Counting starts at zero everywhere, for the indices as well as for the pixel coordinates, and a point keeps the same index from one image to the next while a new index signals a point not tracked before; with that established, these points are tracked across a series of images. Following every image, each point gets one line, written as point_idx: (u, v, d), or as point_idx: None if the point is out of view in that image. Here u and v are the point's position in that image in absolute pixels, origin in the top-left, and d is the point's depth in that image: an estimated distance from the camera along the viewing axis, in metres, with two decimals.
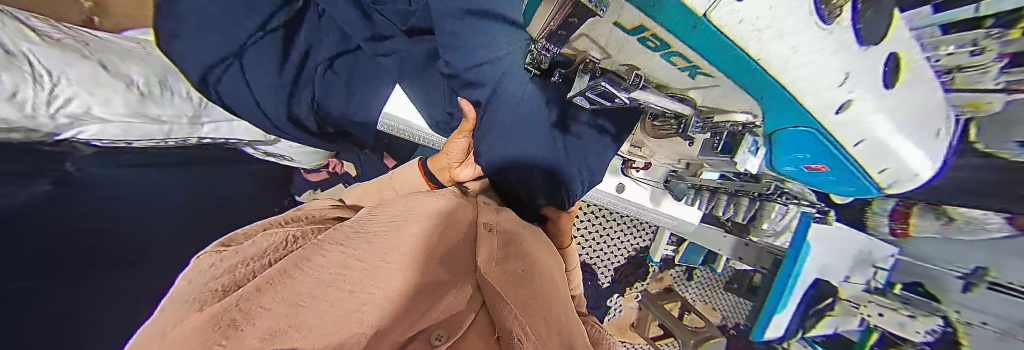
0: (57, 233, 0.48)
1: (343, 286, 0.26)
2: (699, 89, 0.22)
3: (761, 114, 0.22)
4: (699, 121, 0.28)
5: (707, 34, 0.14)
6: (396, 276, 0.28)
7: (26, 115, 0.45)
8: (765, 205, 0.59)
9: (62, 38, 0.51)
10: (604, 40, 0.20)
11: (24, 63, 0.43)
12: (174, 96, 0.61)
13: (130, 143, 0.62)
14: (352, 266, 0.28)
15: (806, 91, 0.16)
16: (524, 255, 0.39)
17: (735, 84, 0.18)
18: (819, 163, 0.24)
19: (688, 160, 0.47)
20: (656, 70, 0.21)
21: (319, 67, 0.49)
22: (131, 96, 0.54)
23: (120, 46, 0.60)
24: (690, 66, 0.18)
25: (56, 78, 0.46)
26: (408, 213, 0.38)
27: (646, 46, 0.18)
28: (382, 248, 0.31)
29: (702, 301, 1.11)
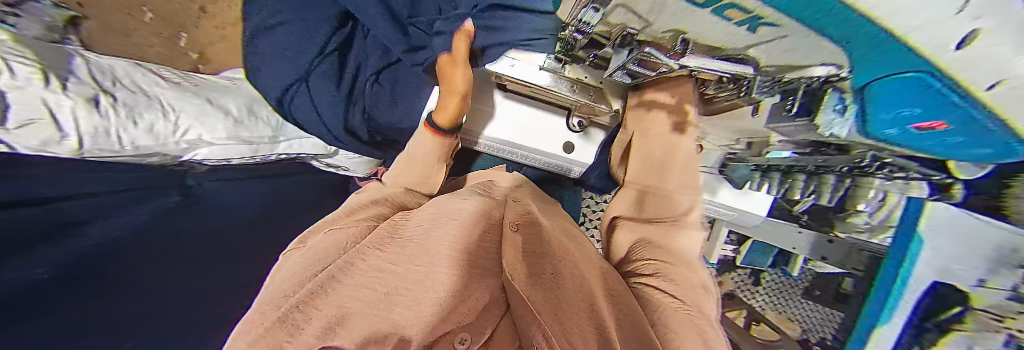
0: (171, 237, 0.61)
1: (378, 288, 0.30)
2: (762, 44, 0.19)
3: (850, 64, 0.18)
4: (764, 82, 0.25)
5: None
6: (425, 281, 0.30)
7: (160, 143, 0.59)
8: (860, 181, 0.47)
9: (181, 83, 0.68)
10: (641, 7, 0.19)
11: (159, 105, 0.60)
12: (259, 122, 0.76)
13: (228, 161, 0.75)
14: (385, 268, 0.32)
15: (905, 17, 0.13)
16: (558, 254, 0.38)
17: (811, 30, 0.16)
18: (932, 121, 0.19)
19: (750, 137, 0.42)
20: (705, 31, 0.19)
21: (367, 81, 0.55)
22: (227, 122, 0.69)
23: (219, 85, 0.77)
24: (749, 17, 0.16)
25: (178, 113, 0.63)
26: (438, 215, 0.39)
27: (693, 4, 0.16)
28: (412, 252, 0.34)
29: (773, 310, 0.92)
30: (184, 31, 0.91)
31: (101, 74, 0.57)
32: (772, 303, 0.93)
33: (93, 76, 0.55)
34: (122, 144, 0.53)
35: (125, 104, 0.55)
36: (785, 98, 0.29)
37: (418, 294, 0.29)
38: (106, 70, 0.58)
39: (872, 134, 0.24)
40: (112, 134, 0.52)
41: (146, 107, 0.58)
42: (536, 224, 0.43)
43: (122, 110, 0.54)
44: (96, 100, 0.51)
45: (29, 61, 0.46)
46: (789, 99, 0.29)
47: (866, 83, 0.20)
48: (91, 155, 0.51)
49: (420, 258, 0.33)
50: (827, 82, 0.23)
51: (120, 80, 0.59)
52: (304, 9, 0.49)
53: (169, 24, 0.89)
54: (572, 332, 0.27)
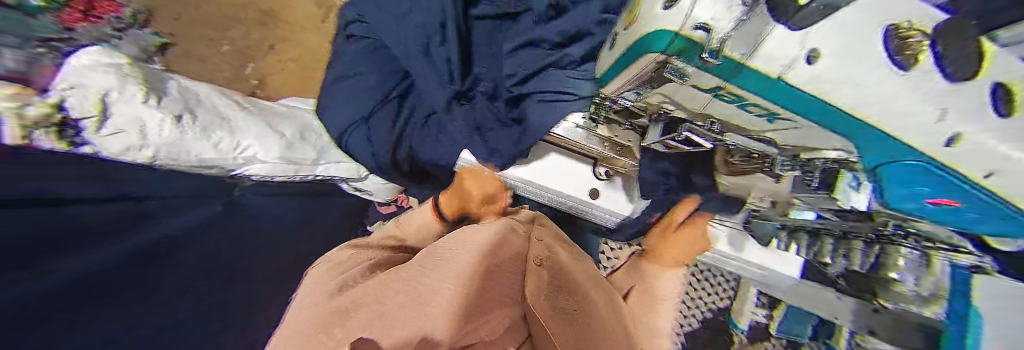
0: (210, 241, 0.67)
1: (414, 295, 0.38)
2: (780, 130, 0.23)
3: (857, 150, 0.21)
4: (785, 158, 0.29)
5: (781, 91, 0.18)
6: (448, 295, 0.37)
7: (221, 157, 0.73)
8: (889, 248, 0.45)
9: (248, 107, 0.83)
10: (681, 97, 0.26)
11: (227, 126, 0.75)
12: (308, 145, 0.87)
13: (271, 178, 0.85)
14: (421, 281, 0.40)
15: (897, 125, 0.17)
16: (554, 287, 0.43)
17: (820, 127, 0.20)
18: (944, 198, 0.21)
19: (771, 197, 0.43)
20: (732, 118, 0.25)
21: (419, 122, 0.64)
22: (280, 144, 0.81)
23: (279, 108, 0.91)
24: (766, 113, 0.21)
25: (240, 133, 0.77)
26: (449, 253, 0.45)
27: (723, 100, 0.23)
28: (444, 270, 0.41)
29: None
30: (255, 63, 1.06)
31: (196, 100, 0.75)
32: None
33: (186, 101, 0.72)
34: (188, 155, 0.68)
35: (199, 123, 0.71)
36: (804, 173, 0.31)
37: (441, 304, 0.36)
38: (199, 98, 0.76)
39: (891, 207, 0.25)
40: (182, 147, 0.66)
41: (214, 125, 0.73)
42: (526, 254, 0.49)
43: (195, 128, 0.69)
44: (179, 119, 0.67)
45: (146, 91, 0.65)
46: (808, 174, 0.31)
47: (874, 165, 0.22)
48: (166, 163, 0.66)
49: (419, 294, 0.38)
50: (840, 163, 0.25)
51: (206, 104, 0.77)
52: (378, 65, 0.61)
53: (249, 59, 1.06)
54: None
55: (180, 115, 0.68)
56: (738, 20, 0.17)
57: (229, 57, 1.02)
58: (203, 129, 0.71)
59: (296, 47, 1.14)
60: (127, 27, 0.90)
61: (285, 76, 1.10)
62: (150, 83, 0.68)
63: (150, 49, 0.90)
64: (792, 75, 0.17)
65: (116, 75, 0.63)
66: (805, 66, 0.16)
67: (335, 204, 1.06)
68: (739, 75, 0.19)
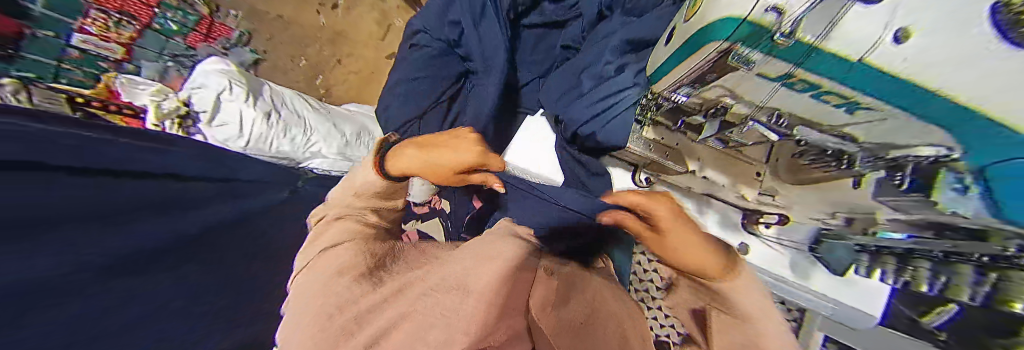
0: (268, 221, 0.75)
1: (425, 304, 0.36)
2: (864, 123, 0.21)
3: (960, 146, 0.19)
4: (869, 154, 0.27)
5: (861, 74, 0.17)
6: (460, 309, 0.33)
7: (293, 150, 0.85)
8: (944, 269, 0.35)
9: (322, 109, 0.97)
10: (746, 89, 0.27)
11: (303, 124, 0.88)
12: (361, 145, 0.98)
13: (330, 171, 0.97)
14: (431, 287, 0.38)
15: (1008, 117, 0.14)
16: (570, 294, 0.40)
17: (912, 117, 0.18)
18: None
19: (848, 211, 0.40)
20: (800, 108, 0.24)
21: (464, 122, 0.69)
22: (340, 142, 0.93)
23: (346, 112, 1.04)
24: (846, 102, 0.20)
25: (312, 131, 0.89)
26: (464, 262, 0.41)
27: (793, 89, 0.22)
28: (454, 280, 0.38)
29: None
30: (324, 74, 1.23)
31: (283, 101, 0.89)
32: None
33: (276, 102, 0.86)
34: (269, 146, 0.81)
35: (281, 121, 0.83)
36: (890, 174, 0.28)
37: (454, 314, 0.33)
38: (285, 99, 0.89)
39: (1011, 212, 0.20)
40: (266, 143, 0.80)
41: (292, 123, 0.85)
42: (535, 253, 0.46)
43: (279, 125, 0.82)
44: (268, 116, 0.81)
45: (248, 93, 0.79)
46: (894, 175, 0.28)
47: (983, 166, 0.19)
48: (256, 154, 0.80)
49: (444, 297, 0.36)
50: (936, 163, 0.22)
51: (289, 105, 0.90)
52: (429, 72, 0.70)
53: (318, 72, 1.23)
54: None
55: (269, 113, 0.81)
56: (807, 5, 0.18)
57: (303, 71, 1.20)
58: (282, 127, 0.83)
59: (359, 59, 1.30)
60: (233, 46, 1.10)
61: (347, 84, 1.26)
62: (252, 86, 0.83)
63: (247, 63, 1.09)
64: (876, 57, 0.16)
65: (227, 79, 0.78)
66: (891, 48, 0.15)
67: None
68: (812, 62, 0.19)
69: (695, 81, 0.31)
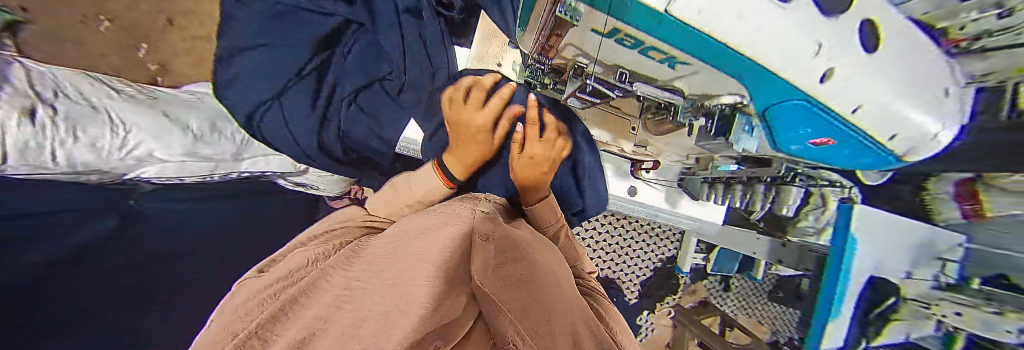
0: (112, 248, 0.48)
1: (342, 305, 0.21)
2: (683, 77, 0.22)
3: (749, 93, 0.21)
4: (688, 107, 0.29)
5: (672, 27, 0.15)
6: (389, 294, 0.22)
7: (101, 159, 0.46)
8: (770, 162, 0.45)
9: (124, 88, 0.55)
10: (589, 47, 0.22)
11: (105, 116, 0.47)
12: (223, 138, 0.62)
13: (181, 179, 0.60)
14: (351, 287, 0.24)
15: (785, 66, 0.16)
16: (572, 316, 0.27)
17: (717, 71, 0.19)
18: (822, 135, 0.22)
19: (699, 154, 0.51)
20: (640, 66, 0.22)
21: (343, 99, 0.59)
22: (186, 140, 0.56)
23: (178, 98, 0.61)
24: (667, 58, 0.19)
25: (128, 127, 0.49)
26: (411, 231, 0.34)
27: (624, 46, 0.19)
28: (382, 267, 0.26)
29: (743, 314, 1.15)
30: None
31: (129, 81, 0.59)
32: (741, 306, 1.15)
33: (132, 85, 0.58)
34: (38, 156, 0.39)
35: (184, 124, 0.57)
36: (705, 122, 0.34)
37: (386, 297, 0.21)
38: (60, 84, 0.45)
39: (781, 144, 0.27)
40: (41, 149, 0.39)
41: (144, 120, 0.51)
42: (516, 239, 0.37)
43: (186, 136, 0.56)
44: (191, 130, 0.58)
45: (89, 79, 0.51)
46: (709, 122, 0.35)
47: (764, 109, 0.22)
48: (135, 176, 0.53)
49: (388, 272, 0.25)
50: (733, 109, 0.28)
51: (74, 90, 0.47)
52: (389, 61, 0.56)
53: None
54: (543, 330, 0.21)
55: (100, 107, 0.47)
56: None
57: None
58: (123, 131, 0.48)
59: (200, 25, 0.74)
60: None
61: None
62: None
63: None
64: (679, 9, 0.13)
65: None
66: (779, 11, 0.13)
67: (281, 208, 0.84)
68: (629, 11, 0.15)
69: (548, 45, 0.26)
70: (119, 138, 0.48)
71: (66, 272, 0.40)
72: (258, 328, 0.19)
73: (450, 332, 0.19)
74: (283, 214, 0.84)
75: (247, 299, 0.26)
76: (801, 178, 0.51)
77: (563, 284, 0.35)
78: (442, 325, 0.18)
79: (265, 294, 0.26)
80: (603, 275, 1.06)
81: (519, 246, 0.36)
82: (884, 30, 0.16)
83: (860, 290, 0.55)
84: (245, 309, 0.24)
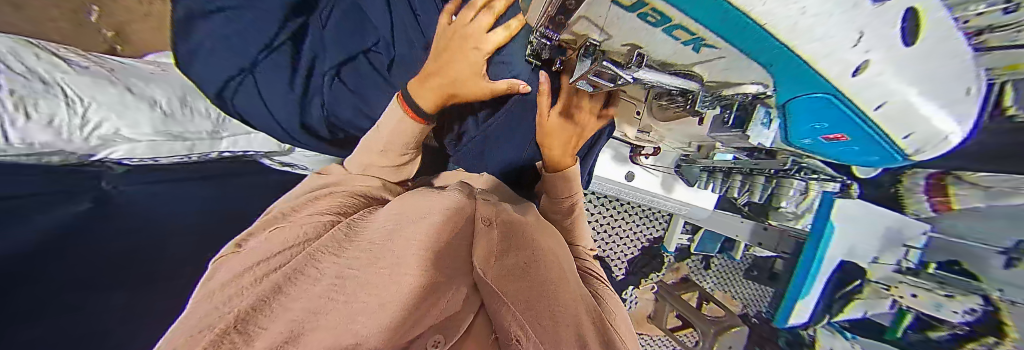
0: (87, 238, 0.45)
1: (335, 297, 0.21)
2: (705, 61, 0.20)
3: (771, 84, 0.20)
4: (706, 96, 0.27)
5: (707, 4, 0.13)
6: (395, 282, 0.21)
7: (62, 140, 0.42)
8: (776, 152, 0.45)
9: (86, 63, 0.49)
10: (605, 22, 0.20)
11: (58, 92, 0.42)
12: (194, 114, 0.58)
13: (156, 159, 0.57)
14: (346, 274, 0.23)
15: (820, 55, 0.14)
16: (571, 304, 0.28)
17: (742, 58, 0.17)
18: (836, 131, 0.22)
19: (701, 142, 0.51)
20: (659, 47, 0.20)
21: (325, 75, 0.55)
22: (155, 115, 0.52)
23: (142, 71, 0.56)
24: (693, 39, 0.17)
25: (86, 103, 0.45)
26: (410, 208, 0.32)
27: (645, 23, 0.17)
28: (383, 249, 0.25)
29: (720, 290, 1.24)
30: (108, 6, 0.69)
31: (79, 51, 0.53)
32: (718, 284, 1.24)
33: (84, 56, 0.52)
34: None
35: (150, 99, 0.52)
36: (726, 111, 0.34)
37: (383, 289, 0.21)
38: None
39: (793, 138, 0.26)
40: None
41: (104, 95, 0.47)
42: (516, 221, 0.37)
43: (154, 113, 0.52)
44: (159, 107, 0.53)
45: (33, 48, 0.45)
46: (728, 114, 0.34)
47: (784, 101, 0.21)
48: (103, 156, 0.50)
49: (388, 257, 0.24)
50: (756, 99, 0.26)
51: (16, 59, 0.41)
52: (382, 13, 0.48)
53: None
54: (542, 323, 0.23)
55: (51, 80, 0.42)
56: None
57: None
58: (81, 107, 0.44)
59: None
60: None
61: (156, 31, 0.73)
62: None
63: None
64: None
65: None
66: None
67: (267, 184, 0.81)
68: None
69: (557, 17, 0.23)
70: (79, 115, 0.43)
71: (44, 252, 0.39)
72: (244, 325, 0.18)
73: (452, 326, 0.23)
74: (269, 190, 0.82)
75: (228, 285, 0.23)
76: (800, 171, 0.53)
77: (564, 267, 0.36)
78: (436, 325, 0.22)
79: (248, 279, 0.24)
80: (593, 253, 1.09)
81: (523, 227, 0.37)
82: None
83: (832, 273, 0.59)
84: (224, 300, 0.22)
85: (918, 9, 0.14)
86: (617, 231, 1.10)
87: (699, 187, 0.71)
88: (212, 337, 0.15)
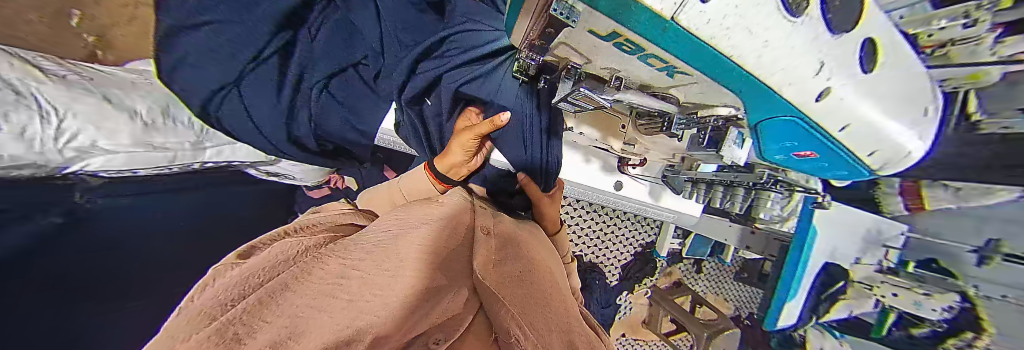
0: (57, 255, 0.43)
1: (340, 295, 0.19)
2: (678, 86, 0.21)
3: (742, 108, 0.21)
4: (683, 118, 0.29)
5: (676, 36, 0.13)
6: (398, 282, 0.20)
7: (34, 152, 0.40)
8: (754, 164, 0.46)
9: (67, 74, 0.47)
10: (583, 48, 0.20)
11: (32, 102, 0.40)
12: (177, 124, 0.56)
13: (134, 171, 0.55)
14: (349, 273, 0.22)
15: (784, 83, 0.15)
16: (562, 315, 0.27)
17: (713, 83, 0.18)
18: (807, 149, 0.22)
19: (683, 154, 0.52)
20: (635, 72, 0.21)
21: (314, 87, 0.55)
22: (135, 126, 0.50)
23: (123, 79, 0.55)
24: (666, 66, 0.18)
25: (62, 114, 0.43)
26: (408, 219, 0.32)
27: (621, 50, 0.18)
28: (383, 255, 0.24)
29: (713, 293, 1.24)
30: (89, 9, 0.63)
31: (55, 60, 0.51)
32: (711, 287, 1.24)
33: (63, 65, 0.50)
34: None
35: (131, 110, 0.51)
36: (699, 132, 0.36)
37: (390, 286, 0.20)
38: None
39: (766, 155, 0.27)
40: None
41: (81, 105, 0.45)
42: (511, 234, 0.37)
43: (135, 124, 0.50)
44: (139, 117, 0.51)
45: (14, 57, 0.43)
46: (701, 134, 0.36)
47: (755, 123, 0.22)
48: (76, 169, 0.48)
49: (391, 260, 0.23)
50: (728, 121, 0.28)
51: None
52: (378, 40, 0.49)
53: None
54: (542, 326, 0.22)
55: (25, 89, 0.40)
56: None
57: None
58: (56, 118, 0.42)
59: None
60: None
61: (141, 37, 0.70)
62: None
63: None
64: (685, 17, 0.12)
65: None
66: (789, 26, 0.12)
67: (251, 196, 0.79)
68: (630, 15, 0.13)
69: (539, 41, 0.23)
70: (52, 126, 0.42)
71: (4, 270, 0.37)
72: (248, 306, 0.16)
73: (451, 326, 0.20)
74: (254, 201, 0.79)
75: (231, 281, 0.21)
76: (778, 183, 0.53)
77: (557, 281, 0.36)
78: (440, 323, 0.19)
79: (251, 275, 0.21)
80: (586, 259, 1.09)
81: (517, 239, 0.38)
82: (882, 47, 0.16)
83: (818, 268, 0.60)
84: (224, 292, 0.19)
85: (870, 39, 0.15)
86: (609, 237, 1.11)
87: (684, 196, 0.72)
88: (211, 322, 0.14)
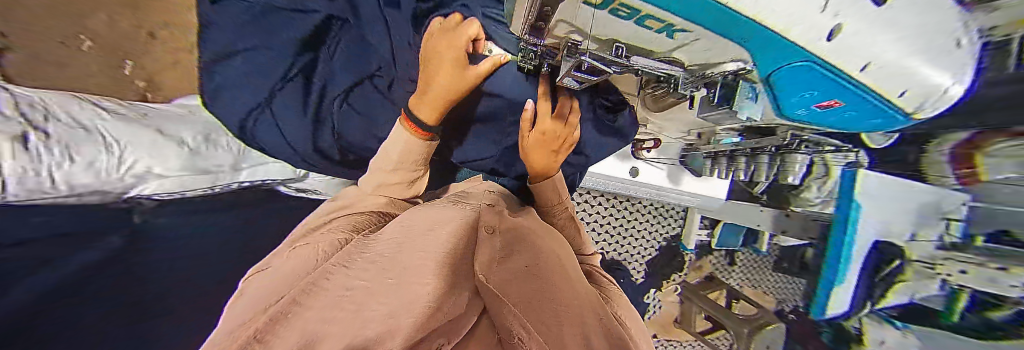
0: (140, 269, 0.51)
1: (347, 306, 0.20)
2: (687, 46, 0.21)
3: (751, 59, 0.20)
4: (686, 79, 0.28)
5: None
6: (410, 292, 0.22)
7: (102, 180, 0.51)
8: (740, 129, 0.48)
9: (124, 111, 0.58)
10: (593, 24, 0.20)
11: (99, 137, 0.52)
12: (219, 148, 0.65)
13: (184, 192, 0.61)
14: (353, 285, 0.23)
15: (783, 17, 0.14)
16: (564, 287, 0.30)
17: (710, 33, 0.17)
18: (829, 97, 0.22)
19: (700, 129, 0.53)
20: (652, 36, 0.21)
21: (335, 98, 0.59)
22: (183, 152, 0.60)
23: (171, 113, 0.65)
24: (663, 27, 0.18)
25: (123, 145, 0.54)
26: (412, 227, 0.32)
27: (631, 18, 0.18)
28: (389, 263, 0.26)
29: (749, 285, 1.16)
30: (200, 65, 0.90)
31: (122, 101, 0.62)
32: (747, 279, 1.16)
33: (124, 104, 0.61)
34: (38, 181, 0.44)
35: (179, 138, 0.61)
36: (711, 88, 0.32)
37: (392, 295, 0.21)
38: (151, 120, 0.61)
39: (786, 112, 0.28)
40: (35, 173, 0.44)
41: (143, 141, 0.56)
42: (522, 230, 0.37)
43: (180, 150, 0.60)
44: (187, 144, 0.61)
45: (79, 100, 0.55)
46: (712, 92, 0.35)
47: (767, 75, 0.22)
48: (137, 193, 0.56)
49: (397, 269, 0.25)
50: (736, 75, 0.28)
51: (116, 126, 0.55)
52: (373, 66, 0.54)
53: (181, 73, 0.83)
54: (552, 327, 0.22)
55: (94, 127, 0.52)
56: None
57: None
58: (117, 149, 0.53)
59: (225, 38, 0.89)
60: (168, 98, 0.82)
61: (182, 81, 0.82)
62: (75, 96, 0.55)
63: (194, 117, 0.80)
64: None
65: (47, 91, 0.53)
66: None
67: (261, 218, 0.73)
68: None
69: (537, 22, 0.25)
70: (115, 157, 0.52)
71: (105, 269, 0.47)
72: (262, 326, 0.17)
73: (453, 331, 0.20)
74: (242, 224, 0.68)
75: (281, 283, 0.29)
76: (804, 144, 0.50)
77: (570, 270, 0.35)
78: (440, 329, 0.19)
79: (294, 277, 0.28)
80: (611, 257, 1.07)
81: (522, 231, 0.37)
82: None
83: (858, 258, 0.49)
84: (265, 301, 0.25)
85: None
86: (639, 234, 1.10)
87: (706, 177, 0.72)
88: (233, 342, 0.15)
